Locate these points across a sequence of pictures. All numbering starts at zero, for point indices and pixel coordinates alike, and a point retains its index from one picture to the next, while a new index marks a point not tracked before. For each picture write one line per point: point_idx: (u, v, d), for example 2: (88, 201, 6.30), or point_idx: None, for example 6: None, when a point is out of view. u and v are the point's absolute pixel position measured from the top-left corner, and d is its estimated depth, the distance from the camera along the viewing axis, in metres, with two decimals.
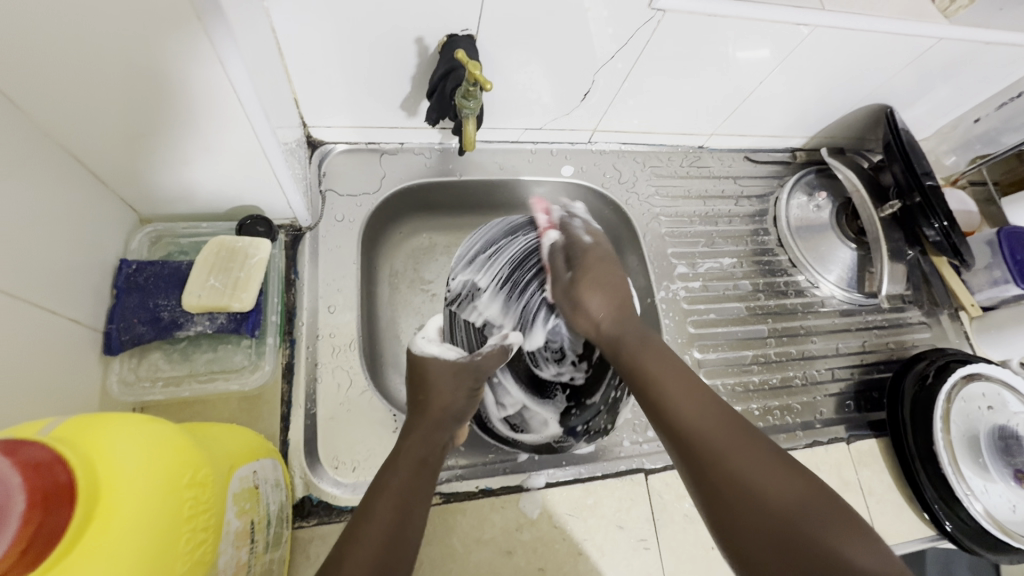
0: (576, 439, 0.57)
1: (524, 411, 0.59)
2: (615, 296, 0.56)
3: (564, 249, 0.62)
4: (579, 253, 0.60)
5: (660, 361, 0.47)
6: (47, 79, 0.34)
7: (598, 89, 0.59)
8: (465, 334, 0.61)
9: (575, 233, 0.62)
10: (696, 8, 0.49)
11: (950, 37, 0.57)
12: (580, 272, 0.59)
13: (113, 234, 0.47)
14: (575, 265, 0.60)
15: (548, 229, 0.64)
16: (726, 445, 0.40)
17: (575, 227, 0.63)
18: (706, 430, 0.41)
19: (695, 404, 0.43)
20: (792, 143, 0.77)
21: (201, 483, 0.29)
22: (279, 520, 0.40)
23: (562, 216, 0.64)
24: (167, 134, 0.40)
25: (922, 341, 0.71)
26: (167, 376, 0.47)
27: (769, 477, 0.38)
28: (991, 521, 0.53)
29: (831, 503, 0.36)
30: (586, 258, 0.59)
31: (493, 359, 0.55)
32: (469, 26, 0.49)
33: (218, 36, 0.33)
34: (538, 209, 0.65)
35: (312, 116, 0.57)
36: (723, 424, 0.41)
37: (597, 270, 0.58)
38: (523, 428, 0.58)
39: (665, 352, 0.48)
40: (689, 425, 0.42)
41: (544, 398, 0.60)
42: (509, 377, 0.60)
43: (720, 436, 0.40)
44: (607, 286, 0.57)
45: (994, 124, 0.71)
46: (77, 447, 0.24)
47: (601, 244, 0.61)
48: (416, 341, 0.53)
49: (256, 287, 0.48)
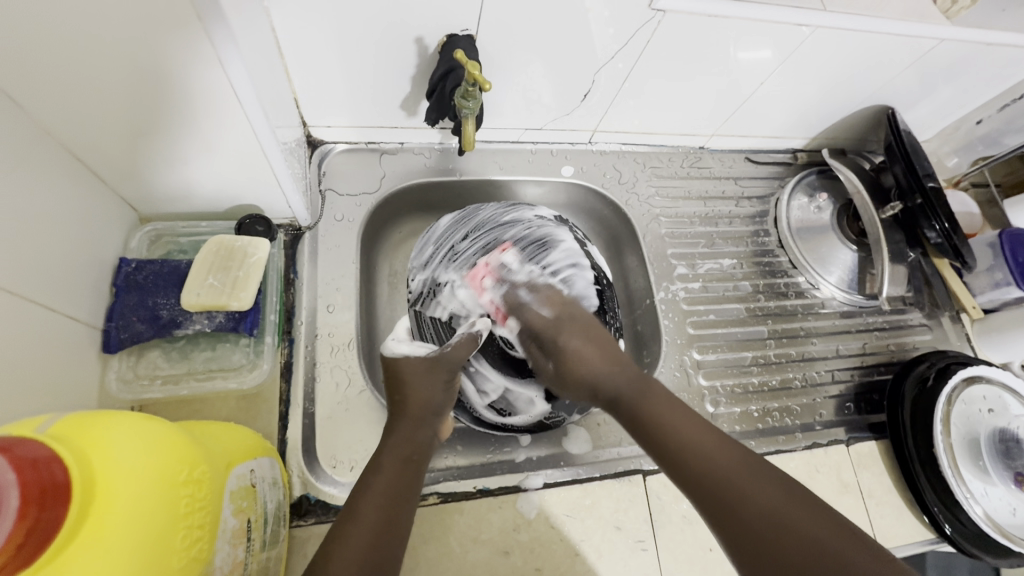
0: (567, 413, 0.55)
1: (508, 394, 0.56)
2: (607, 357, 0.51)
3: (532, 332, 0.54)
4: (548, 333, 0.53)
5: (664, 402, 0.46)
6: (50, 81, 0.34)
7: (599, 89, 0.59)
8: (435, 329, 0.57)
9: (532, 315, 0.54)
10: (696, 9, 0.49)
11: (952, 38, 0.57)
12: (558, 356, 0.52)
13: (113, 233, 0.47)
14: (551, 350, 0.52)
15: (503, 315, 0.55)
16: (743, 484, 0.39)
17: (527, 305, 0.55)
18: (721, 471, 0.40)
19: (707, 442, 0.42)
20: (793, 144, 0.77)
21: (197, 481, 0.29)
22: (276, 518, 0.40)
23: (507, 295, 0.56)
24: (166, 133, 0.40)
25: (923, 343, 0.70)
26: (166, 374, 0.47)
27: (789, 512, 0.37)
28: (991, 524, 0.53)
29: (853, 532, 0.36)
30: (559, 342, 0.52)
31: (464, 347, 0.51)
32: (469, 26, 0.49)
33: (219, 38, 0.33)
34: (478, 291, 0.56)
35: (312, 116, 0.57)
36: (727, 452, 0.41)
37: (575, 348, 0.51)
38: (510, 410, 0.55)
39: (666, 391, 0.47)
40: (706, 467, 0.41)
41: (526, 376, 0.56)
42: (485, 363, 0.56)
43: (736, 474, 0.40)
44: (592, 355, 0.51)
45: (996, 125, 0.71)
46: (74, 445, 0.24)
47: (569, 314, 0.54)
48: (386, 343, 0.51)
49: (255, 286, 0.48)
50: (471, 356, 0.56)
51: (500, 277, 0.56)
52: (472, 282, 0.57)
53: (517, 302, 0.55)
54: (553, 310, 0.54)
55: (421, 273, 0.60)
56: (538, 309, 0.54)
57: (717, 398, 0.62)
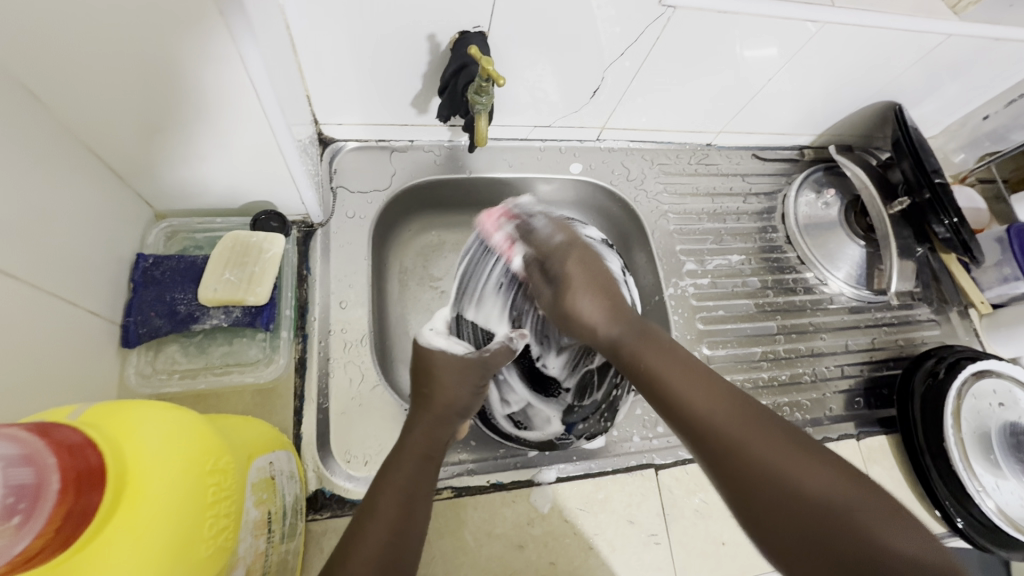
0: (577, 437, 0.56)
1: (528, 408, 0.58)
2: (607, 297, 0.53)
3: (537, 259, 0.58)
4: (553, 259, 0.56)
5: (664, 357, 0.45)
6: (70, 74, 0.34)
7: (608, 86, 0.59)
8: (472, 332, 0.60)
9: (539, 241, 0.57)
10: (707, 5, 0.49)
11: (960, 34, 0.57)
12: (564, 282, 0.54)
13: (130, 228, 0.47)
14: (556, 278, 0.55)
15: (513, 249, 0.60)
16: (746, 438, 0.38)
17: (535, 228, 0.58)
18: (724, 427, 0.39)
19: (711, 398, 0.41)
20: (801, 141, 0.77)
21: (223, 470, 0.29)
22: (294, 511, 0.40)
23: (517, 228, 0.60)
24: (183, 127, 0.41)
25: (932, 338, 0.70)
26: (184, 369, 0.47)
27: (797, 467, 0.36)
28: (1002, 518, 0.53)
29: (870, 490, 0.35)
30: (567, 266, 0.55)
31: (500, 357, 0.55)
32: (481, 24, 0.49)
33: (239, 34, 0.34)
34: (489, 232, 0.61)
35: (324, 113, 0.57)
36: (739, 414, 0.40)
37: (580, 275, 0.54)
38: (526, 424, 0.57)
39: (667, 344, 0.47)
40: (707, 425, 0.40)
41: (548, 396, 0.59)
42: (513, 374, 0.59)
43: (737, 428, 0.39)
44: (592, 286, 0.53)
45: (1002, 121, 0.72)
46: (106, 431, 0.25)
47: (574, 245, 0.56)
48: (423, 332, 0.53)
49: (271, 281, 0.49)
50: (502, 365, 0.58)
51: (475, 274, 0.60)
52: (482, 227, 0.61)
53: (526, 229, 0.59)
54: (564, 235, 0.57)
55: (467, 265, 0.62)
56: (548, 233, 0.58)
57: None
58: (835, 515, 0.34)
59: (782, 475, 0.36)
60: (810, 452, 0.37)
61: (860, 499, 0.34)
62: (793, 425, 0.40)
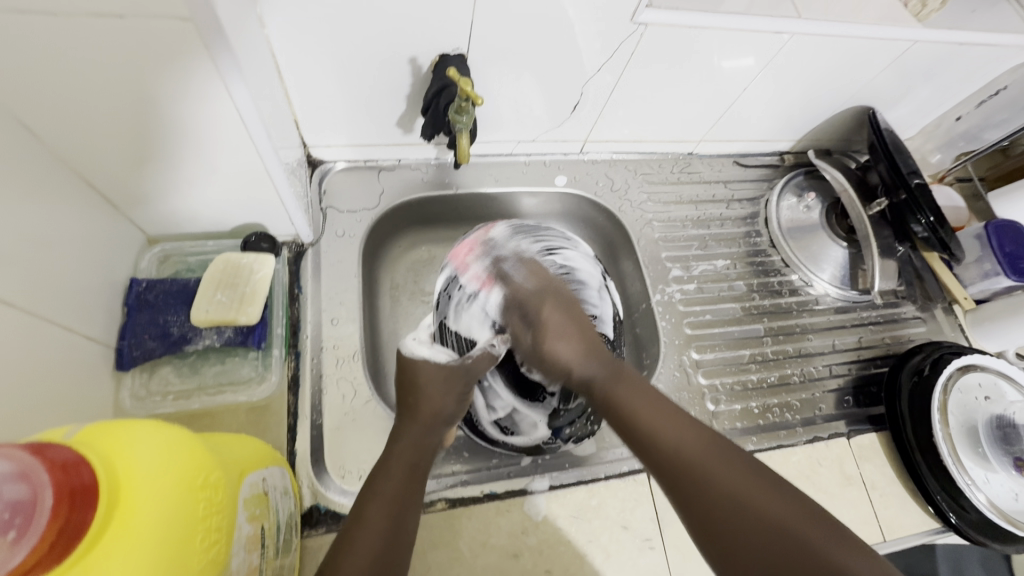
0: (564, 442, 0.56)
1: (514, 414, 0.56)
2: (581, 340, 0.53)
3: (516, 300, 0.57)
4: (531, 301, 0.56)
5: (636, 389, 0.47)
6: (67, 110, 0.36)
7: (587, 101, 0.61)
8: (456, 338, 0.58)
9: (515, 282, 0.58)
10: (676, 21, 0.51)
11: (924, 39, 0.59)
12: (540, 329, 0.54)
13: (124, 254, 0.49)
14: (534, 321, 0.55)
15: (489, 285, 0.59)
16: (707, 466, 0.40)
17: (509, 275, 0.59)
18: (686, 454, 0.42)
19: (675, 428, 0.43)
20: (780, 147, 0.79)
21: (214, 486, 0.30)
22: (289, 527, 0.41)
23: (492, 266, 0.60)
24: (172, 156, 0.42)
25: (918, 335, 0.71)
26: (177, 390, 0.48)
27: (756, 497, 0.38)
28: (995, 511, 0.54)
29: (824, 519, 0.37)
30: (543, 311, 0.55)
31: (483, 362, 0.54)
32: (460, 46, 0.51)
33: (224, 64, 0.35)
34: (464, 266, 0.61)
35: (311, 136, 0.59)
36: (705, 446, 0.42)
37: (553, 315, 0.55)
38: (513, 429, 0.56)
39: (638, 380, 0.49)
40: (669, 451, 0.42)
41: (534, 400, 0.56)
42: (499, 379, 0.56)
43: (700, 456, 0.41)
44: (568, 330, 0.54)
45: (975, 121, 0.73)
46: (98, 450, 0.26)
47: (551, 288, 0.57)
48: (407, 343, 0.54)
49: (262, 300, 0.51)
50: (486, 371, 0.56)
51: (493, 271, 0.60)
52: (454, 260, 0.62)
53: (502, 273, 0.59)
54: (536, 282, 0.58)
55: (449, 276, 0.61)
56: (530, 283, 0.58)
57: (717, 396, 0.63)
58: (786, 537, 0.36)
59: (735, 502, 0.38)
60: (767, 480, 0.39)
61: (815, 526, 0.36)
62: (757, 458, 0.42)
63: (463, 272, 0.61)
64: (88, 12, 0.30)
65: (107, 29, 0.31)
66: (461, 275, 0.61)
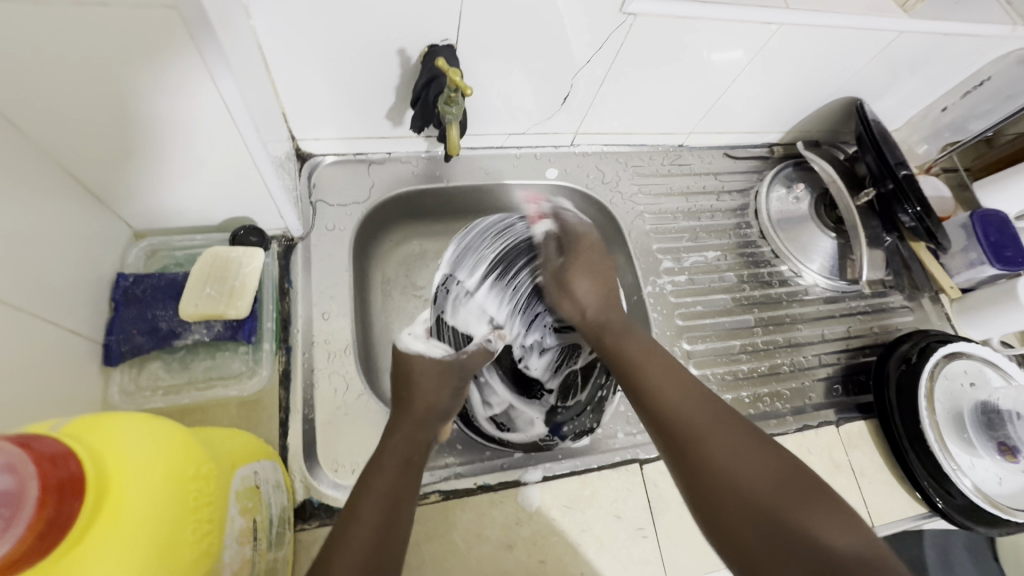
0: (561, 438, 0.58)
1: (510, 410, 0.60)
2: (603, 284, 0.60)
3: (559, 235, 0.64)
4: (571, 238, 0.63)
5: (646, 350, 0.51)
6: (49, 102, 0.35)
7: (578, 92, 0.61)
8: (453, 334, 0.61)
9: (568, 221, 0.65)
10: (665, 12, 0.51)
11: (911, 30, 0.60)
12: (572, 258, 0.62)
13: (111, 249, 0.48)
14: (567, 251, 0.63)
15: (541, 218, 0.65)
16: (701, 428, 0.42)
17: (566, 217, 0.66)
18: (684, 413, 0.44)
19: (678, 389, 0.46)
20: (769, 139, 0.79)
21: (205, 477, 0.30)
22: (281, 521, 0.41)
23: (551, 211, 0.67)
24: (158, 148, 0.42)
25: (905, 325, 0.72)
26: (167, 385, 0.48)
27: (748, 460, 0.40)
28: (981, 496, 0.54)
29: (820, 491, 0.38)
30: (579, 245, 0.62)
31: (478, 357, 0.57)
32: (449, 36, 0.51)
33: (209, 53, 0.34)
34: (535, 212, 0.66)
35: (300, 129, 0.58)
36: (705, 408, 0.44)
37: (587, 255, 0.62)
38: (510, 426, 0.59)
39: (649, 341, 0.52)
40: (670, 407, 0.45)
41: (531, 398, 0.61)
42: (495, 376, 0.61)
43: (697, 416, 0.43)
44: (595, 272, 0.60)
45: (961, 112, 0.74)
46: (87, 442, 0.25)
47: (592, 230, 0.63)
48: (403, 337, 0.54)
49: (252, 294, 0.50)
50: (483, 367, 0.60)
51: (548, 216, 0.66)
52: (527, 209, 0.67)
53: (558, 215, 0.66)
54: (579, 227, 0.64)
55: (447, 272, 0.63)
56: (580, 226, 0.65)
57: (708, 386, 0.63)
58: (767, 500, 0.37)
59: (726, 462, 0.40)
60: (761, 446, 0.41)
61: (805, 496, 0.37)
62: (756, 428, 0.43)
63: (463, 268, 0.63)
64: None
65: (91, 18, 0.31)
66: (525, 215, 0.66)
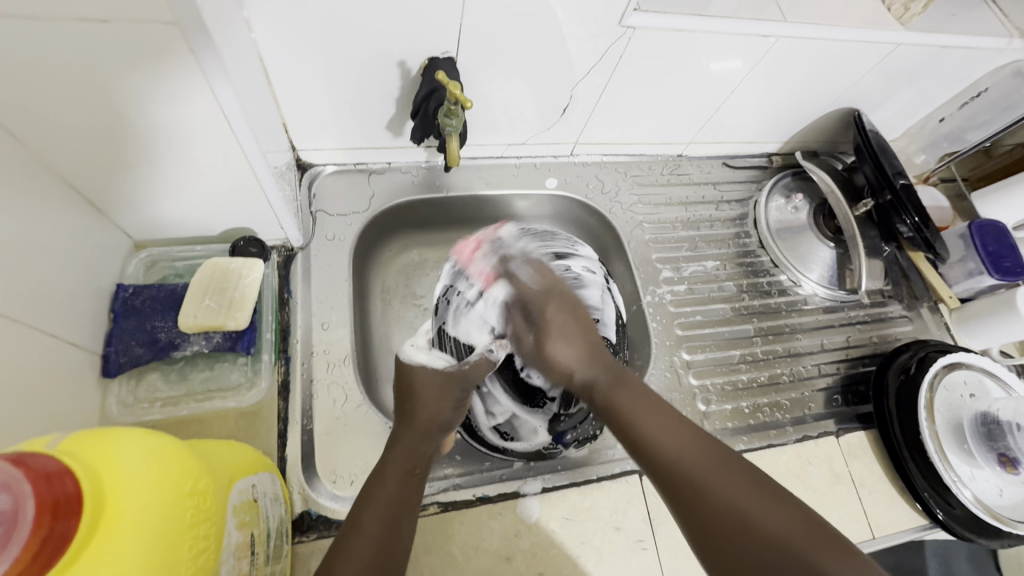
0: (566, 446, 0.56)
1: (513, 419, 0.58)
2: (583, 342, 0.54)
3: (518, 299, 0.58)
4: (536, 301, 0.57)
5: (639, 398, 0.48)
6: (51, 117, 0.36)
7: (577, 103, 0.61)
8: (455, 344, 0.59)
9: (521, 281, 0.59)
10: (663, 25, 0.52)
11: (908, 42, 0.60)
12: (542, 329, 0.56)
13: (110, 261, 0.48)
14: (535, 320, 0.57)
15: (491, 282, 0.59)
16: (712, 477, 0.41)
17: (515, 274, 0.59)
18: (688, 465, 0.42)
19: (678, 441, 0.43)
20: (768, 148, 0.79)
21: (202, 493, 0.29)
22: (279, 533, 0.40)
23: (498, 263, 0.60)
24: (159, 161, 0.42)
25: (905, 334, 0.72)
26: (165, 397, 0.48)
27: (760, 508, 0.38)
28: (981, 507, 0.54)
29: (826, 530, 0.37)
30: (546, 310, 0.56)
31: (481, 368, 0.54)
32: (449, 49, 0.51)
33: (209, 65, 0.35)
34: (469, 261, 0.61)
35: (300, 139, 0.58)
36: (708, 458, 0.42)
37: (557, 319, 0.56)
38: (513, 435, 0.57)
39: (642, 387, 0.49)
40: (672, 462, 0.42)
41: (533, 406, 0.59)
42: (497, 386, 0.58)
43: (702, 467, 0.41)
44: (570, 332, 0.55)
45: (958, 122, 0.74)
46: (83, 459, 0.25)
47: (555, 289, 0.58)
48: (404, 349, 0.53)
49: (252, 305, 0.50)
50: (484, 378, 0.58)
51: (499, 271, 0.60)
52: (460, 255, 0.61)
53: (508, 270, 0.59)
54: (543, 283, 0.58)
55: (447, 284, 0.61)
56: (533, 281, 0.59)
57: (708, 397, 0.63)
58: (784, 552, 0.36)
59: (739, 516, 0.38)
60: (768, 491, 0.39)
61: (818, 539, 0.36)
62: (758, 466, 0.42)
63: (461, 278, 0.61)
64: (73, 16, 0.30)
65: (92, 34, 0.31)
66: (467, 270, 0.61)
